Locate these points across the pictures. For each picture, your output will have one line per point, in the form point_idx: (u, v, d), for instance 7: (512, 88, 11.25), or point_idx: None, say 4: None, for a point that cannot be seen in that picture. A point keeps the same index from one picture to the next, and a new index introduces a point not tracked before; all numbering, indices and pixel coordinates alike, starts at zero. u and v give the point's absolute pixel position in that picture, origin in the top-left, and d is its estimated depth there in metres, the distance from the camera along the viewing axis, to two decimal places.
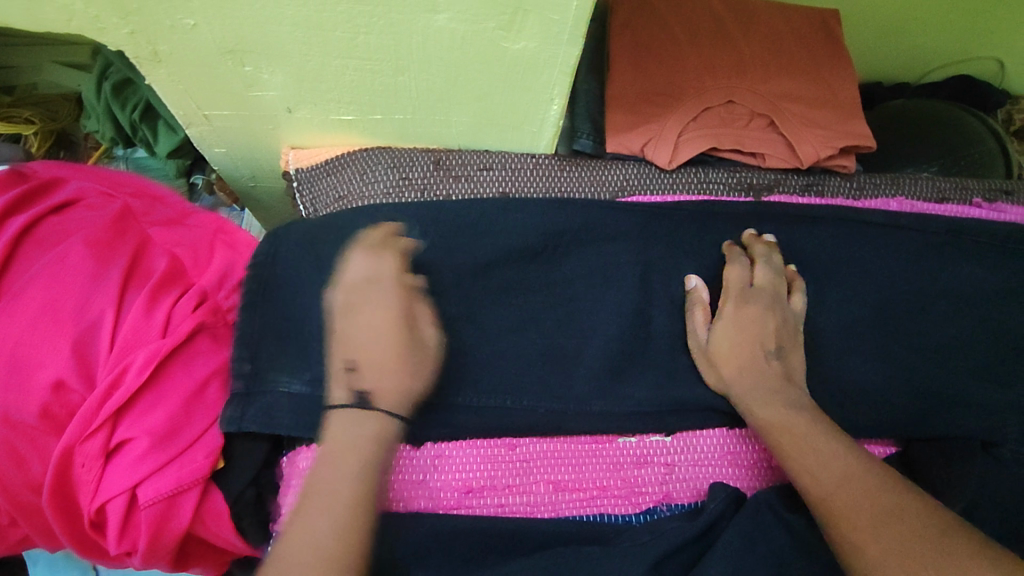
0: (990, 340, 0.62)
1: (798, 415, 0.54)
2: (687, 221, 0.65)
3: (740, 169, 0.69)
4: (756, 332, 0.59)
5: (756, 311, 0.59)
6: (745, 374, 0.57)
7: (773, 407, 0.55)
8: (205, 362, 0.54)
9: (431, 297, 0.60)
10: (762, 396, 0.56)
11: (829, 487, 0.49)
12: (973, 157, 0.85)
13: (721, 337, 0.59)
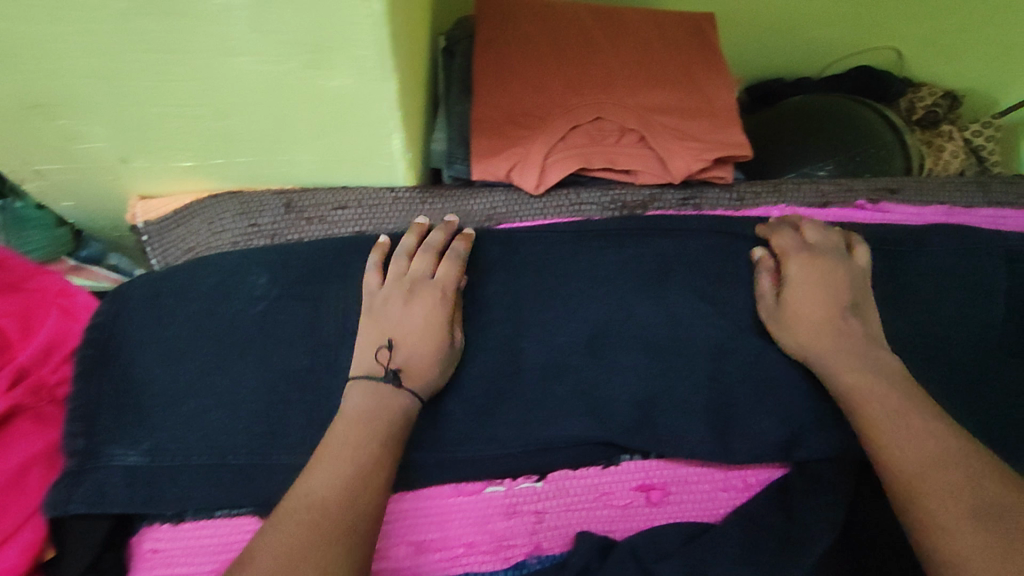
0: None
1: (887, 389, 0.50)
2: (555, 246, 0.62)
3: (614, 187, 0.66)
4: (845, 291, 0.56)
5: (827, 266, 0.57)
6: (826, 338, 0.54)
7: (855, 371, 0.52)
8: (25, 445, 0.52)
9: (285, 348, 0.58)
10: (839, 360, 0.53)
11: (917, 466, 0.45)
12: (866, 153, 0.84)
13: (794, 301, 0.56)
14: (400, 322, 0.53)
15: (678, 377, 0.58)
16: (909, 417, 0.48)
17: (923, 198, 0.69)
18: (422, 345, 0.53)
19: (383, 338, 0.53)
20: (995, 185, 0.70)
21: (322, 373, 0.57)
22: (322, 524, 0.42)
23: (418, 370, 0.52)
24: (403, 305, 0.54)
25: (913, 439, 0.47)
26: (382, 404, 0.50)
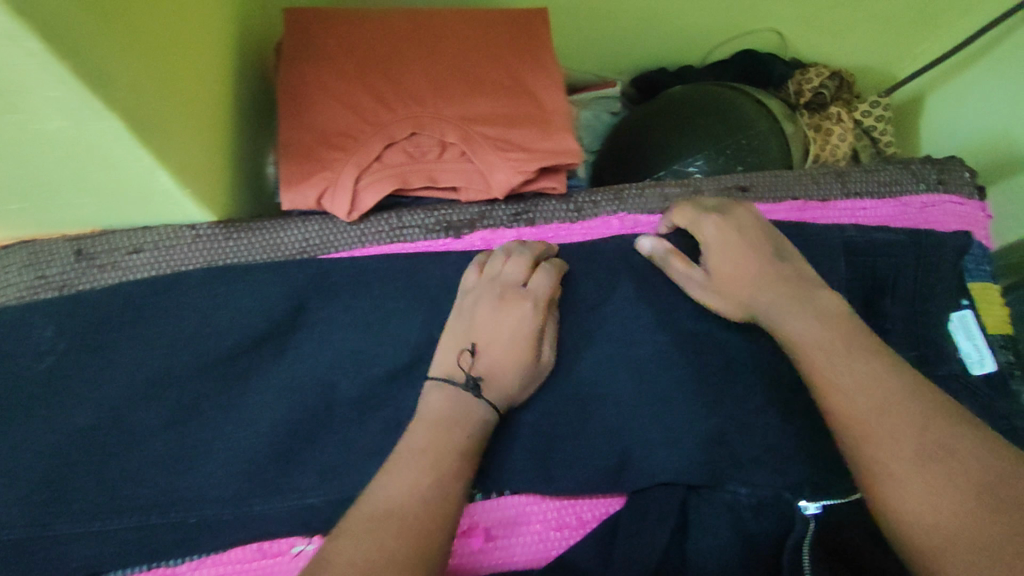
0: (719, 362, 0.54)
1: (830, 334, 0.45)
2: (370, 275, 0.57)
3: (439, 208, 0.61)
4: (771, 240, 0.52)
5: (732, 223, 0.53)
6: (775, 289, 0.49)
7: (795, 320, 0.47)
8: None
9: (64, 410, 0.52)
10: (786, 309, 0.48)
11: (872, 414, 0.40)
12: (741, 143, 0.79)
13: (720, 264, 0.52)
14: (494, 328, 0.50)
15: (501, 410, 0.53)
16: (849, 362, 0.42)
17: (776, 194, 0.64)
18: (506, 352, 0.50)
19: (466, 342, 0.50)
20: (854, 174, 0.66)
21: (107, 435, 0.52)
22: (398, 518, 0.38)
23: (506, 380, 0.49)
24: (495, 310, 0.51)
25: (871, 385, 0.41)
26: (457, 410, 0.46)
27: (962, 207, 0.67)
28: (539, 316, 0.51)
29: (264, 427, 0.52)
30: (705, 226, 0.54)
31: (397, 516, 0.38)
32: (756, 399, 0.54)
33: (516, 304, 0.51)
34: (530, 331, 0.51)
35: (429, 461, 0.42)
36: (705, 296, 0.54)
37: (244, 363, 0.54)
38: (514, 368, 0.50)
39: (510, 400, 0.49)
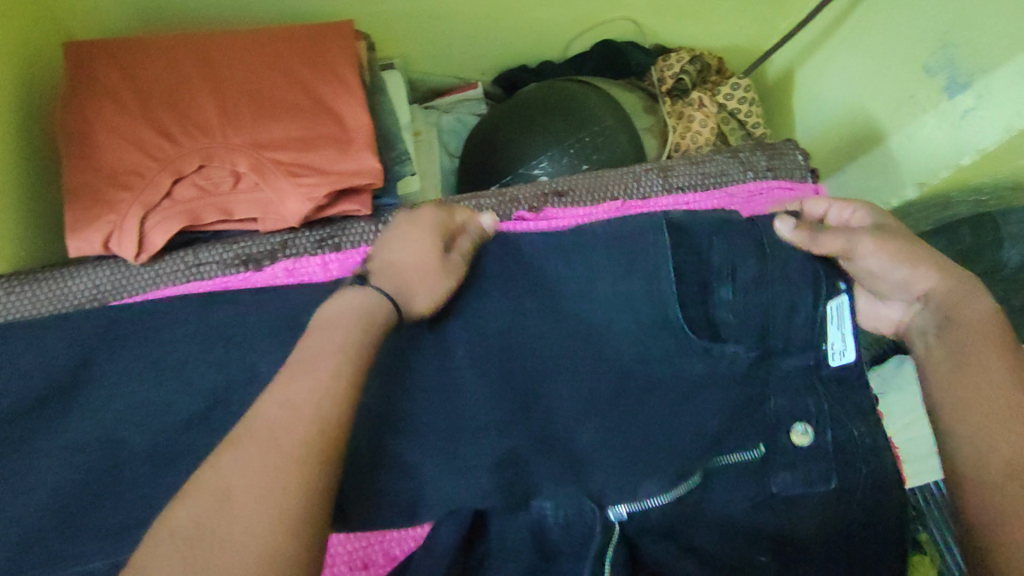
0: (519, 378, 0.53)
1: (992, 325, 0.49)
2: (159, 319, 0.55)
3: (238, 240, 0.59)
4: (902, 230, 0.55)
5: (885, 207, 0.57)
6: (926, 271, 0.51)
7: (969, 304, 0.50)
8: None
9: None
10: (957, 290, 0.50)
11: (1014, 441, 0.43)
12: (587, 141, 0.77)
13: (889, 226, 0.53)
14: (402, 233, 0.52)
15: None
16: (1009, 346, 0.48)
17: (595, 197, 0.63)
18: (408, 246, 0.50)
19: (365, 266, 0.51)
20: (679, 167, 0.64)
21: None
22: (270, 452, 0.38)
23: (411, 275, 0.50)
24: (402, 223, 0.53)
25: (988, 389, 0.46)
26: (368, 302, 0.47)
27: (792, 192, 0.65)
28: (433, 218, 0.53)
29: (50, 490, 0.50)
30: (862, 199, 0.56)
31: (272, 451, 0.38)
32: (559, 414, 0.53)
33: (422, 214, 0.53)
34: (423, 229, 0.52)
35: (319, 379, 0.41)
36: (865, 253, 0.51)
37: (23, 427, 0.52)
38: (430, 277, 0.50)
39: (411, 287, 0.49)
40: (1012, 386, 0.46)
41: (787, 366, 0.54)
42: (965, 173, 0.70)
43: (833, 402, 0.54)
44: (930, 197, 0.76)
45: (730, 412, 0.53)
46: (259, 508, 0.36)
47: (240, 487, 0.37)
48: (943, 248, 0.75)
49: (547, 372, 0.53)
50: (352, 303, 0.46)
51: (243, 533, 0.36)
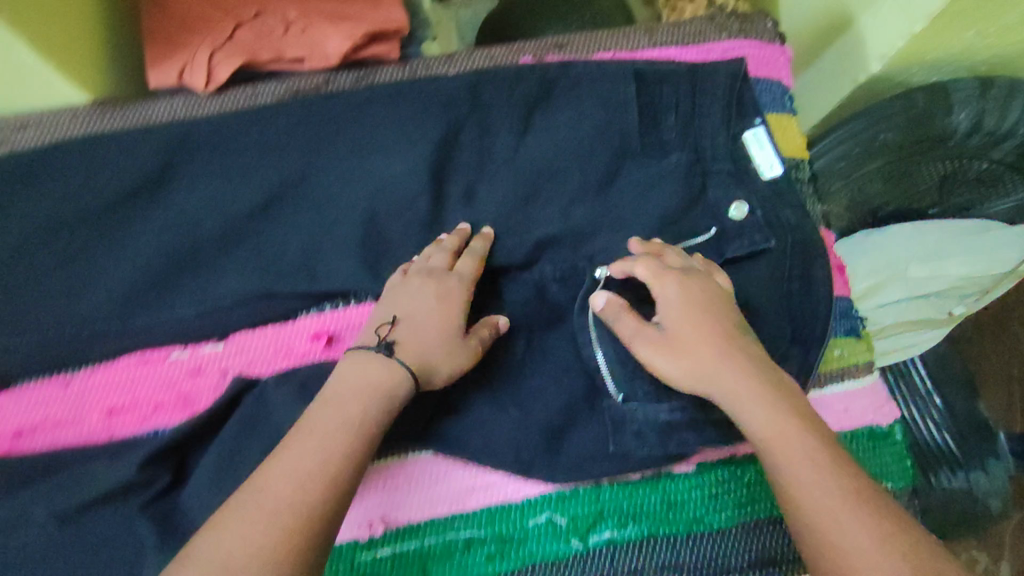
0: (522, 183, 0.64)
1: (785, 427, 0.49)
2: (225, 128, 0.66)
3: (289, 79, 0.69)
4: (705, 311, 0.55)
5: (699, 290, 0.55)
6: (714, 368, 0.52)
7: (759, 408, 0.50)
8: None
9: None
10: (744, 399, 0.51)
11: (824, 518, 0.46)
12: (585, 19, 0.88)
13: (672, 328, 0.54)
14: (430, 300, 0.56)
15: (343, 236, 0.62)
16: (797, 433, 0.49)
17: (589, 47, 0.73)
18: (424, 322, 0.55)
19: (390, 314, 0.56)
20: (662, 28, 0.75)
21: (11, 270, 0.61)
22: (274, 513, 0.44)
23: (436, 353, 0.54)
24: (416, 288, 0.56)
25: (816, 484, 0.47)
26: (382, 376, 0.51)
27: (761, 50, 0.75)
28: (453, 291, 0.57)
29: (141, 260, 0.62)
30: (661, 286, 0.56)
31: (268, 513, 0.44)
32: (551, 214, 0.63)
33: (437, 281, 0.57)
34: (446, 299, 0.56)
35: (318, 438, 0.48)
36: (647, 356, 0.54)
37: (120, 211, 0.63)
38: (443, 351, 0.54)
39: (431, 361, 0.54)
40: (794, 468, 0.48)
41: (735, 177, 0.67)
42: (917, 46, 0.80)
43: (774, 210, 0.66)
44: (894, 71, 0.85)
45: (688, 208, 0.65)
46: (262, 529, 0.43)
47: (253, 506, 0.44)
48: (897, 110, 0.84)
49: (543, 176, 0.65)
50: (363, 384, 0.51)
51: (242, 550, 0.42)
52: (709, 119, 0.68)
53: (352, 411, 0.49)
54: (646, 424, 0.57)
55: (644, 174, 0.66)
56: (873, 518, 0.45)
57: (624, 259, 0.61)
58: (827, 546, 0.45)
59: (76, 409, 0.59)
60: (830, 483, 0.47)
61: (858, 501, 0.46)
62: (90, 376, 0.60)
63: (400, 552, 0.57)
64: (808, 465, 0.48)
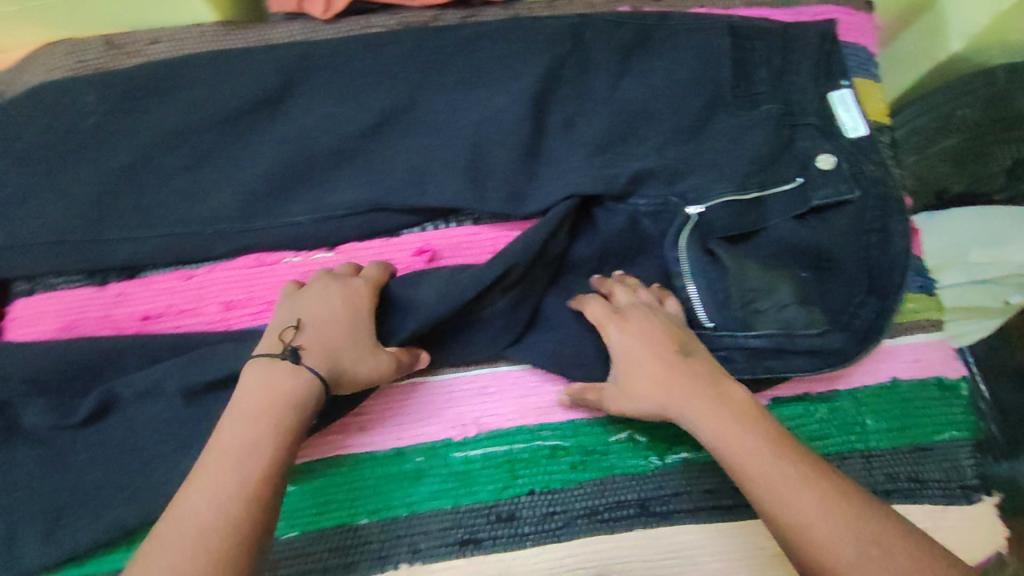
0: (620, 120, 0.67)
1: (718, 434, 0.49)
2: (340, 51, 0.69)
3: (400, 12, 0.73)
4: (655, 340, 0.55)
5: (641, 319, 0.56)
6: (657, 392, 0.53)
7: (703, 418, 0.50)
8: None
9: (102, 156, 0.67)
10: (690, 414, 0.51)
11: (784, 503, 0.45)
12: None
13: (621, 361, 0.55)
14: (336, 314, 0.54)
15: (448, 158, 0.66)
16: (738, 433, 0.49)
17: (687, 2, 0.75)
18: (338, 329, 0.53)
19: (295, 318, 0.54)
20: None
21: (142, 170, 0.66)
22: (197, 543, 0.43)
23: (359, 366, 0.53)
24: (314, 295, 0.55)
25: (768, 469, 0.46)
26: (285, 382, 0.50)
27: (851, 17, 0.77)
28: (347, 303, 0.55)
29: (260, 168, 0.66)
30: (607, 327, 0.57)
31: (194, 540, 0.43)
32: (647, 150, 0.65)
33: (322, 287, 0.56)
34: (350, 311, 0.55)
35: (252, 463, 0.46)
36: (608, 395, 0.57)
37: (241, 123, 0.68)
38: (360, 359, 0.53)
39: (335, 370, 0.52)
40: (754, 469, 0.47)
41: (824, 130, 0.68)
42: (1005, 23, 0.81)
43: (866, 161, 0.66)
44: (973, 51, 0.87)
45: (780, 152, 0.66)
46: (189, 554, 0.43)
47: (177, 534, 0.43)
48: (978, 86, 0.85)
49: (640, 116, 0.67)
50: (265, 385, 0.49)
51: None
52: (799, 74, 0.70)
53: (257, 445, 0.47)
54: (735, 350, 0.60)
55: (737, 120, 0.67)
56: (816, 494, 0.44)
57: (719, 197, 0.63)
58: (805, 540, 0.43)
59: (199, 300, 0.64)
60: (783, 478, 0.46)
61: (816, 482, 0.45)
62: (212, 271, 0.65)
63: (491, 453, 0.61)
64: (760, 462, 0.47)
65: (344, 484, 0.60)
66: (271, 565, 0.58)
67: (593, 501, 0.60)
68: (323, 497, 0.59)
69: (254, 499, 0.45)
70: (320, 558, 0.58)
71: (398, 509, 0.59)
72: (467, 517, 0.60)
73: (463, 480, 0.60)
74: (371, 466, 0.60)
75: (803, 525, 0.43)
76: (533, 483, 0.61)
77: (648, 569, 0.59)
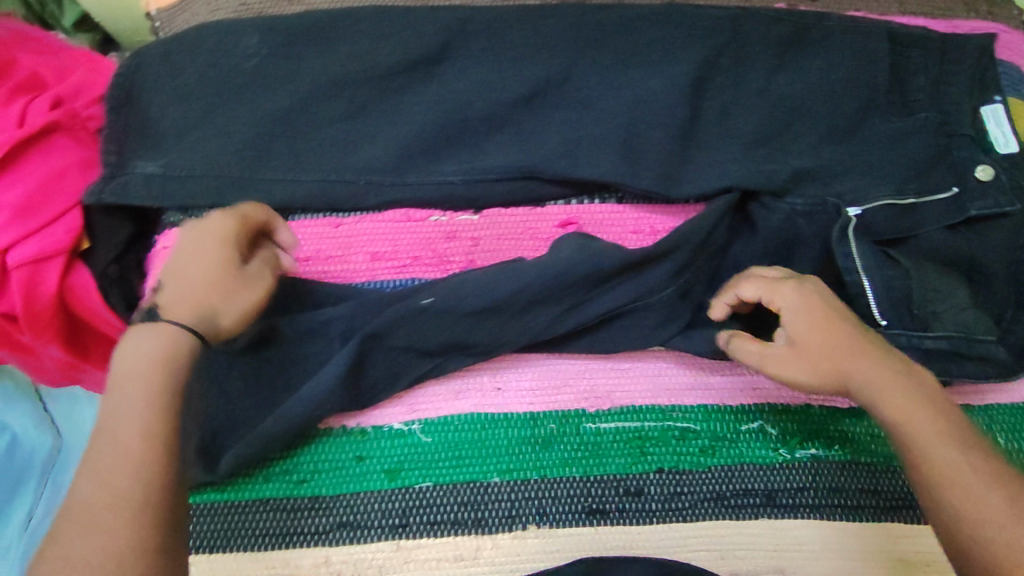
0: (778, 112, 0.67)
1: (905, 408, 0.52)
2: (502, 16, 0.69)
3: None
4: (834, 319, 0.56)
5: (815, 298, 0.57)
6: (843, 365, 0.54)
7: (885, 396, 0.53)
8: (63, 155, 0.65)
9: (262, 95, 0.67)
10: (874, 389, 0.53)
11: (963, 487, 0.48)
12: None
13: (795, 330, 0.56)
14: (218, 258, 0.54)
15: (605, 132, 0.66)
16: (920, 413, 0.51)
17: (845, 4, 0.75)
18: (171, 286, 0.53)
19: (161, 279, 0.55)
20: None
21: (299, 113, 0.67)
22: (133, 514, 0.44)
23: (224, 307, 0.53)
24: (180, 244, 0.56)
25: (942, 454, 0.49)
26: (166, 342, 0.50)
27: (1006, 34, 0.77)
28: (229, 253, 0.55)
29: (415, 123, 0.66)
30: (776, 297, 0.58)
31: (119, 509, 0.43)
32: (801, 145, 0.66)
33: (190, 238, 0.56)
34: (221, 261, 0.54)
35: (126, 429, 0.46)
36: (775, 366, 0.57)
37: (401, 77, 0.68)
38: (218, 298, 0.53)
39: (209, 321, 0.52)
40: (943, 453, 0.49)
41: (982, 143, 0.67)
42: None
43: None
44: None
45: (937, 161, 0.66)
46: (111, 520, 0.43)
47: (86, 505, 0.44)
48: None
49: (797, 111, 0.68)
50: (154, 348, 0.50)
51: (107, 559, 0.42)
52: (955, 85, 0.69)
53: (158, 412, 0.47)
54: (906, 350, 0.61)
55: (895, 124, 0.68)
56: (994, 477, 0.48)
57: (879, 200, 0.65)
58: (982, 524, 0.46)
59: (346, 249, 0.66)
60: (977, 468, 0.48)
61: (995, 470, 0.48)
62: (360, 221, 0.66)
63: (622, 428, 0.62)
64: (951, 450, 0.49)
65: (478, 440, 0.61)
66: (403, 511, 0.59)
67: (720, 486, 0.61)
68: (458, 451, 0.61)
69: (145, 472, 0.45)
70: (451, 509, 0.59)
71: (528, 472, 0.60)
72: (596, 487, 0.60)
73: (594, 451, 0.61)
74: (505, 427, 0.62)
75: (998, 523, 0.46)
76: (663, 461, 0.61)
77: (772, 559, 0.59)
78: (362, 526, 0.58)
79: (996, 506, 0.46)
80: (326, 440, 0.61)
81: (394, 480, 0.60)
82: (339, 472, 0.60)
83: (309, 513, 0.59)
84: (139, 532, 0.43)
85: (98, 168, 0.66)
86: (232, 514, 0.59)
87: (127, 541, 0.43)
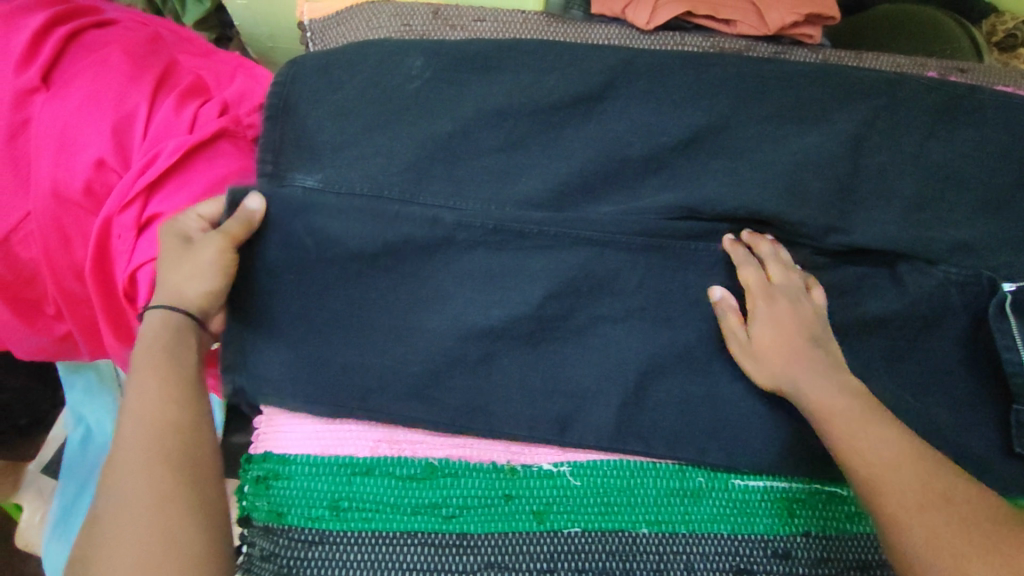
0: (932, 179, 0.69)
1: (840, 399, 0.55)
2: (667, 61, 0.71)
3: (714, 35, 0.77)
4: (792, 331, 0.59)
5: (787, 303, 0.60)
6: (782, 366, 0.58)
7: (820, 387, 0.56)
8: (225, 162, 0.65)
9: (428, 115, 0.68)
10: (811, 383, 0.56)
11: (877, 461, 0.51)
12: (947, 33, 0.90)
13: (761, 335, 0.60)
14: (136, 434, 0.48)
15: (765, 184, 0.67)
16: (846, 402, 0.54)
17: (988, 80, 0.78)
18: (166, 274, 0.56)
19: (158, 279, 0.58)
20: None
21: (462, 137, 0.67)
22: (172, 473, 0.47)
23: (191, 281, 0.55)
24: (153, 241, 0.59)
25: (851, 426, 0.53)
26: (163, 335, 0.54)
27: None
28: (173, 238, 0.57)
29: (579, 159, 0.67)
30: (754, 300, 0.61)
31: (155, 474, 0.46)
32: (956, 217, 0.68)
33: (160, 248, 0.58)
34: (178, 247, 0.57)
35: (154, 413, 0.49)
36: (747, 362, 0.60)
37: (565, 111, 0.69)
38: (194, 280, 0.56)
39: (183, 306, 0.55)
40: (850, 434, 0.53)
41: None
42: None
43: None
44: None
45: None
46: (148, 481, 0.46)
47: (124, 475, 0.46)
48: None
49: (952, 181, 0.69)
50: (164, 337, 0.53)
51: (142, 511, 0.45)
52: None
53: (177, 505, 0.46)
54: None
55: None
56: (903, 448, 0.51)
57: None
58: (859, 441, 0.52)
59: None
60: (856, 407, 0.54)
61: (906, 442, 0.52)
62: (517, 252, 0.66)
63: (769, 488, 0.62)
64: (864, 435, 0.52)
65: (626, 488, 0.61)
66: (550, 555, 0.58)
67: (868, 555, 0.60)
68: (606, 497, 0.60)
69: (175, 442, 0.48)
70: (599, 557, 0.58)
71: (676, 524, 0.60)
72: (744, 546, 0.60)
73: (741, 508, 0.61)
74: (653, 476, 0.62)
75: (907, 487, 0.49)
76: (811, 526, 0.61)
77: None
78: (509, 568, 0.57)
79: (888, 472, 0.50)
80: (473, 474, 0.61)
81: (543, 522, 0.59)
82: (487, 509, 0.59)
83: (457, 552, 0.58)
84: (167, 497, 0.46)
85: (253, 179, 0.66)
86: (379, 545, 0.58)
87: (156, 491, 0.46)
